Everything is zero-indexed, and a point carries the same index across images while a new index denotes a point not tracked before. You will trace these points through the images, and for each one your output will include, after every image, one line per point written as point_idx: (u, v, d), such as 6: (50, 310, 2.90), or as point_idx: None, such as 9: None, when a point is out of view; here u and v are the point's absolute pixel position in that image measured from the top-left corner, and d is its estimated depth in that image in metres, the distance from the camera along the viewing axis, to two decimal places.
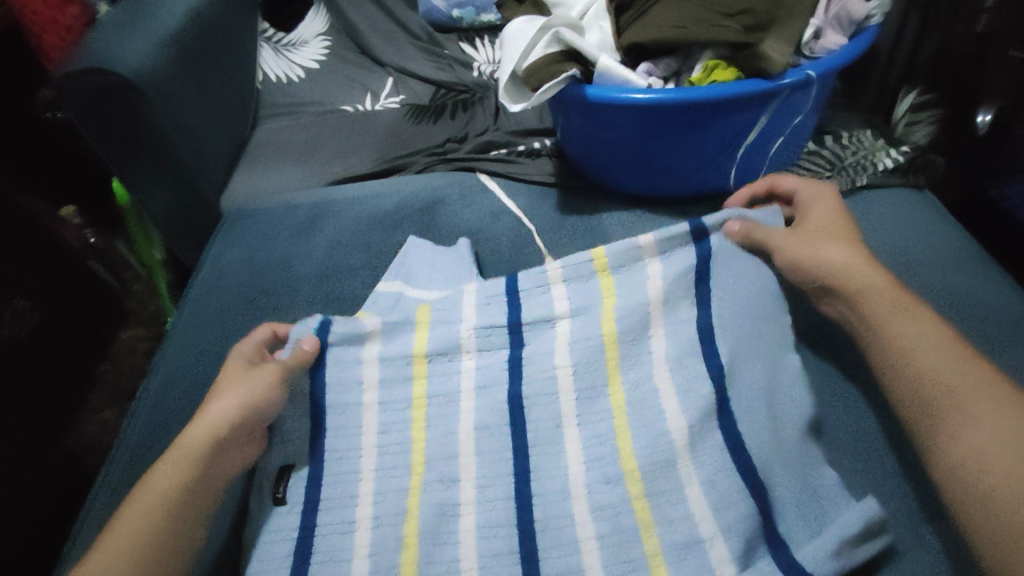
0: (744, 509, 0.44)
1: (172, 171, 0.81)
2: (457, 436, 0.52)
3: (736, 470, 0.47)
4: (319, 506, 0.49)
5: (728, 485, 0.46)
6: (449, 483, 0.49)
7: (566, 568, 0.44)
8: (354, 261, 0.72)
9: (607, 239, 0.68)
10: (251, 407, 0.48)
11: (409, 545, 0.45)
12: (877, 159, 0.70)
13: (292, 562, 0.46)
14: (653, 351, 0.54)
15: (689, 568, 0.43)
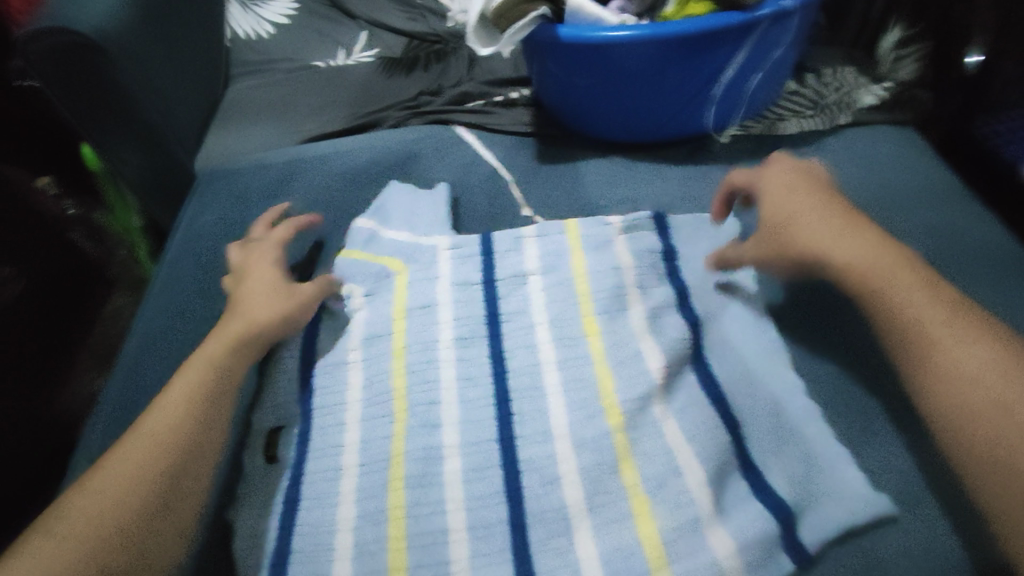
0: (720, 437, 0.45)
1: (142, 133, 0.80)
2: (439, 383, 0.51)
3: (712, 404, 0.48)
4: (308, 458, 0.50)
5: (705, 417, 0.47)
6: (432, 429, 0.49)
7: (552, 504, 0.44)
8: (330, 217, 0.71)
9: (583, 187, 0.67)
10: (261, 327, 0.52)
11: (393, 489, 0.46)
12: (858, 96, 0.69)
13: (283, 508, 0.48)
14: (629, 302, 0.54)
15: (668, 496, 0.43)
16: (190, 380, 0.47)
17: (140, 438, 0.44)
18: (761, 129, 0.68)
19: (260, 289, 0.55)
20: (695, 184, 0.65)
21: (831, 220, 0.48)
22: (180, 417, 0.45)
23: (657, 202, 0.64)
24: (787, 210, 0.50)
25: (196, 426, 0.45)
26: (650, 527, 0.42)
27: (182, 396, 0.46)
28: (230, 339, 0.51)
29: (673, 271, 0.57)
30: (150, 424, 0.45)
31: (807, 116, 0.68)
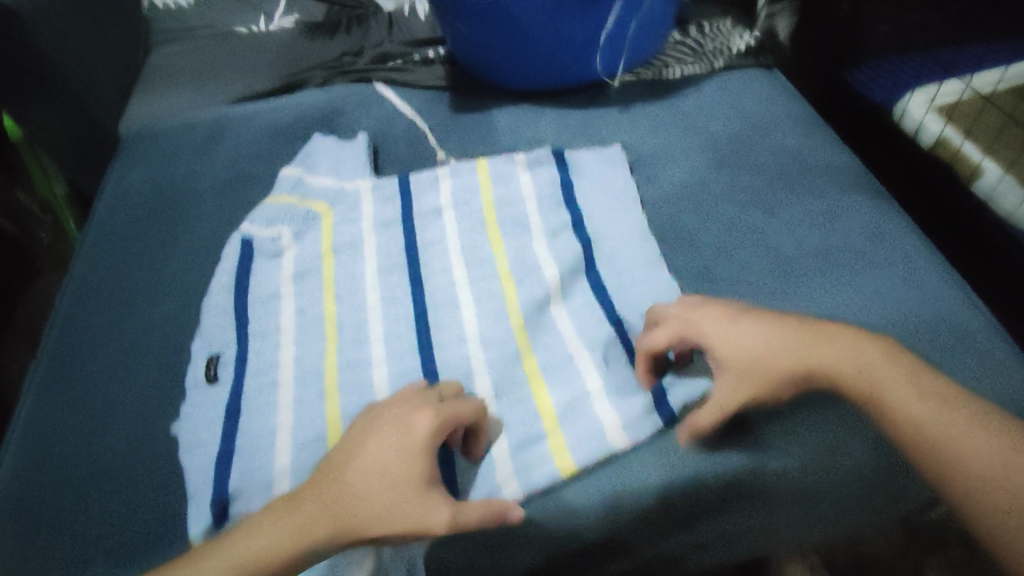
0: (605, 331, 0.53)
1: (63, 98, 0.82)
2: (365, 306, 0.57)
3: (600, 304, 0.55)
4: (248, 375, 0.54)
5: (595, 316, 0.54)
6: (360, 343, 0.55)
7: (467, 393, 0.51)
8: (257, 171, 0.75)
9: (493, 132, 0.74)
10: (434, 455, 0.43)
11: (330, 395, 0.52)
12: (733, 43, 0.78)
13: (225, 418, 0.52)
14: (532, 226, 0.61)
15: (563, 379, 0.51)
16: (301, 522, 0.41)
17: (225, 554, 0.41)
18: (651, 75, 0.76)
19: (410, 428, 0.43)
20: (593, 126, 0.73)
21: (819, 351, 0.45)
22: (272, 557, 0.40)
23: (559, 142, 0.71)
24: (753, 353, 0.45)
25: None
26: (548, 404, 0.50)
27: (288, 527, 0.41)
28: (420, 462, 0.42)
29: (571, 197, 0.63)
30: (239, 554, 0.40)
31: (689, 63, 0.76)
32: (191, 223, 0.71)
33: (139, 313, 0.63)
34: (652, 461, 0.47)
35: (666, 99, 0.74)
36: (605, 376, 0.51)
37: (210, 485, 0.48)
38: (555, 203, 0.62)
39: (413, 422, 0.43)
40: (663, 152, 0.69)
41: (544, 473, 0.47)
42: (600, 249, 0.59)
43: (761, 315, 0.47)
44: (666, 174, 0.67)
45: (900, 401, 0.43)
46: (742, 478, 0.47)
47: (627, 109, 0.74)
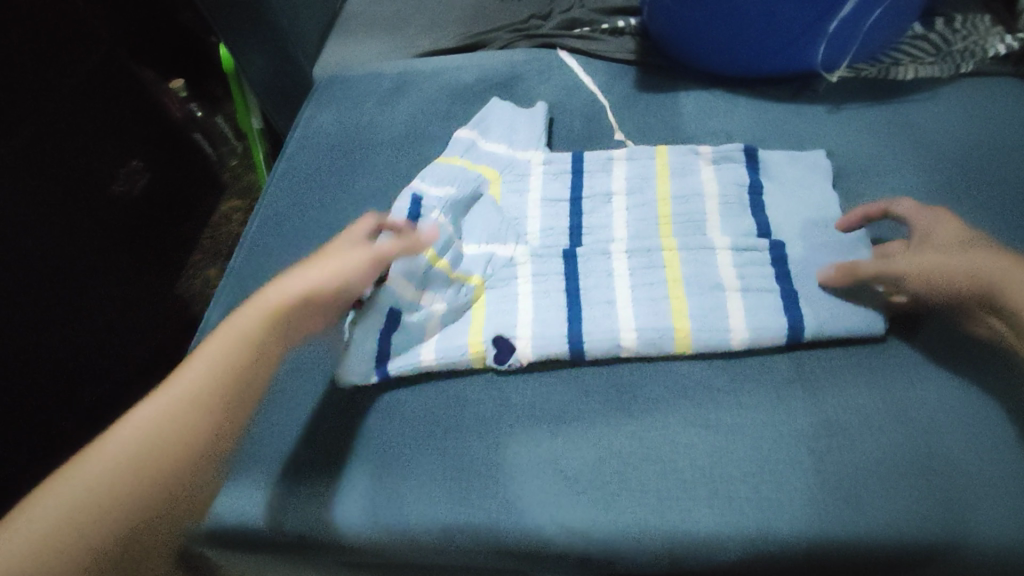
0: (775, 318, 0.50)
1: (271, 38, 0.88)
2: (514, 262, 0.57)
3: (786, 327, 0.49)
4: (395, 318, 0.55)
5: (771, 323, 0.49)
6: (508, 298, 0.55)
7: (609, 347, 0.51)
8: (433, 127, 0.76)
9: (678, 116, 0.69)
10: (283, 303, 0.51)
11: (474, 328, 0.53)
12: (989, 45, 0.65)
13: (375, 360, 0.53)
14: (712, 227, 0.56)
15: (710, 323, 0.50)
16: (200, 380, 0.46)
17: (139, 420, 0.44)
18: (875, 73, 0.66)
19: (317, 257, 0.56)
20: (794, 123, 0.65)
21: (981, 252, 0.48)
22: (202, 402, 0.45)
23: (750, 137, 0.65)
24: (944, 243, 0.50)
25: (238, 394, 0.47)
26: (684, 320, 0.50)
27: (190, 395, 0.45)
28: (264, 310, 0.50)
29: (759, 204, 0.57)
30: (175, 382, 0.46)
31: (926, 63, 0.65)
32: (365, 169, 0.74)
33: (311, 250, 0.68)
34: (817, 504, 0.43)
35: (887, 102, 0.65)
36: (752, 316, 0.50)
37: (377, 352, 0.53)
38: (741, 208, 0.57)
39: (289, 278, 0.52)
40: (872, 162, 0.60)
41: (658, 345, 0.50)
42: (792, 263, 0.53)
43: (946, 216, 0.52)
44: (875, 188, 0.58)
45: None
46: (940, 555, 0.41)
47: (838, 108, 0.65)
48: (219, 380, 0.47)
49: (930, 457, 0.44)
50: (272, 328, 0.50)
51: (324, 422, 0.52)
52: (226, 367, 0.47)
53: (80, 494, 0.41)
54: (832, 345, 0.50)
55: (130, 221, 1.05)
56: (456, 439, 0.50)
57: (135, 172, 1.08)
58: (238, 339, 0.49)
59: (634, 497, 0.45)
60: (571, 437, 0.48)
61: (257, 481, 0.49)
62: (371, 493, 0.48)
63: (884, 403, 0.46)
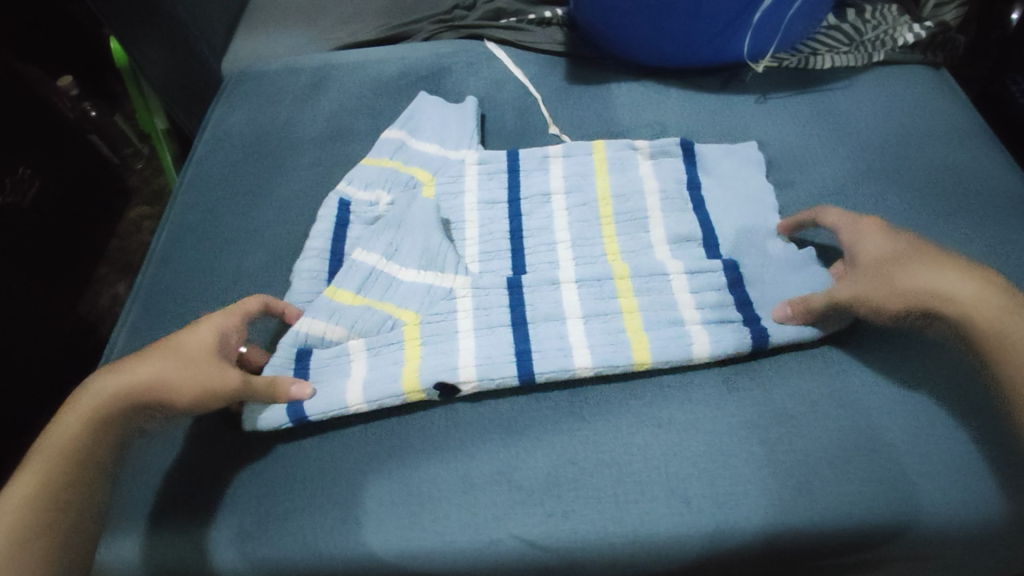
0: (738, 332, 0.49)
1: (166, 29, 0.80)
2: (453, 295, 0.51)
3: (749, 336, 0.49)
4: (310, 363, 0.49)
5: (729, 332, 0.49)
6: (447, 336, 0.49)
7: (561, 365, 0.47)
8: (358, 125, 0.72)
9: (611, 108, 0.68)
10: (104, 405, 0.43)
11: (409, 371, 0.47)
12: (898, 34, 0.68)
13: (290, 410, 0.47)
14: (656, 229, 0.55)
15: (668, 339, 0.48)
16: (11, 504, 0.38)
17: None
18: (795, 62, 0.68)
19: (186, 336, 0.46)
20: (723, 114, 0.66)
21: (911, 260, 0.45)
22: (14, 544, 0.37)
23: (683, 128, 0.65)
24: (879, 263, 0.47)
25: (63, 510, 0.39)
26: (644, 347, 0.48)
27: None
28: (87, 414, 0.42)
29: (699, 201, 0.57)
30: (54, 445, 0.41)
31: (842, 53, 0.67)
32: (285, 171, 0.69)
33: (228, 264, 0.63)
34: (767, 495, 0.43)
35: (810, 90, 0.66)
36: (710, 329, 0.49)
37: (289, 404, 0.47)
38: (680, 207, 0.56)
39: (106, 377, 0.44)
40: (800, 151, 0.61)
41: (617, 362, 0.48)
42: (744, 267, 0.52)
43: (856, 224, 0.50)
44: (805, 176, 0.59)
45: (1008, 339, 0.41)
46: (886, 534, 0.42)
47: (764, 98, 0.66)
48: (36, 501, 0.38)
49: (872, 438, 0.45)
50: (95, 433, 0.42)
51: (251, 452, 0.47)
52: (39, 486, 0.39)
53: None
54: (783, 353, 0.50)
55: (18, 233, 1.01)
56: (397, 462, 0.46)
57: (24, 180, 1.03)
58: (64, 444, 0.41)
59: (590, 505, 0.43)
60: (523, 449, 0.46)
61: (140, 530, 0.44)
62: (301, 528, 0.44)
63: (824, 389, 0.47)
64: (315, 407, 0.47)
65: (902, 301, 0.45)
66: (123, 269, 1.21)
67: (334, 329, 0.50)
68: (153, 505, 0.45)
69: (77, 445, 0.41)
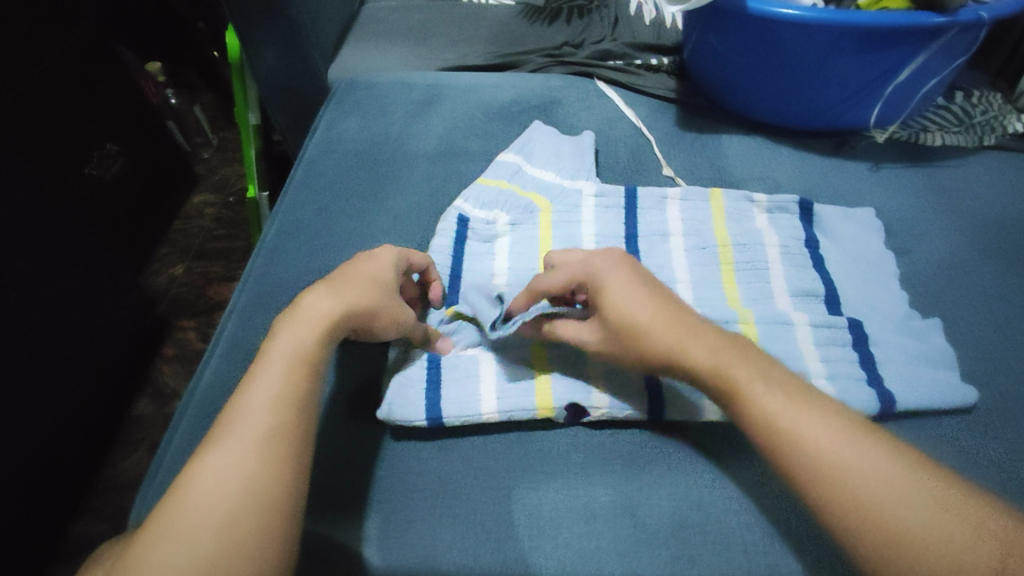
0: (868, 402, 0.47)
1: (287, 32, 0.83)
2: None
3: (876, 398, 0.47)
4: (444, 366, 0.52)
5: (858, 390, 0.48)
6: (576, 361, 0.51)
7: (688, 405, 0.48)
8: (471, 145, 0.74)
9: (723, 158, 0.70)
10: (331, 325, 0.46)
11: (541, 390, 0.49)
12: (1007, 122, 0.70)
13: (426, 413, 0.48)
14: (775, 283, 0.56)
15: None
16: (269, 418, 0.41)
17: (210, 474, 0.38)
18: (906, 136, 0.70)
19: (358, 273, 0.50)
20: (835, 178, 0.67)
21: (864, 445, 0.38)
22: (276, 439, 0.40)
23: (796, 185, 0.66)
24: (833, 430, 0.39)
25: (300, 426, 0.41)
26: None
27: (255, 441, 0.39)
28: (311, 330, 0.45)
29: (819, 258, 0.58)
30: (285, 348, 0.44)
31: (952, 132, 0.70)
32: (396, 180, 0.71)
33: (335, 264, 0.63)
34: None
35: (920, 165, 0.68)
36: (840, 388, 0.48)
37: (423, 407, 0.48)
38: (800, 261, 0.57)
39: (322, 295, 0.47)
40: (915, 222, 0.62)
41: None
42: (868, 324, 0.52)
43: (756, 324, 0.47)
44: (921, 244, 0.60)
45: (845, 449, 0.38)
46: None
47: (877, 167, 0.68)
48: (282, 420, 0.41)
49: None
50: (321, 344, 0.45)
51: (374, 450, 0.48)
52: (289, 405, 0.42)
53: (232, 473, 0.38)
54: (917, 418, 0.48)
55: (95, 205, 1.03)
56: (523, 476, 0.47)
57: (110, 156, 1.05)
58: (296, 361, 0.44)
59: (721, 550, 0.43)
60: (648, 485, 0.46)
61: (340, 520, 0.44)
62: (425, 526, 0.44)
63: (960, 454, 0.46)
64: (452, 410, 0.48)
65: (842, 504, 0.36)
66: (183, 251, 1.19)
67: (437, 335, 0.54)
68: (344, 498, 0.45)
69: (304, 352, 0.44)
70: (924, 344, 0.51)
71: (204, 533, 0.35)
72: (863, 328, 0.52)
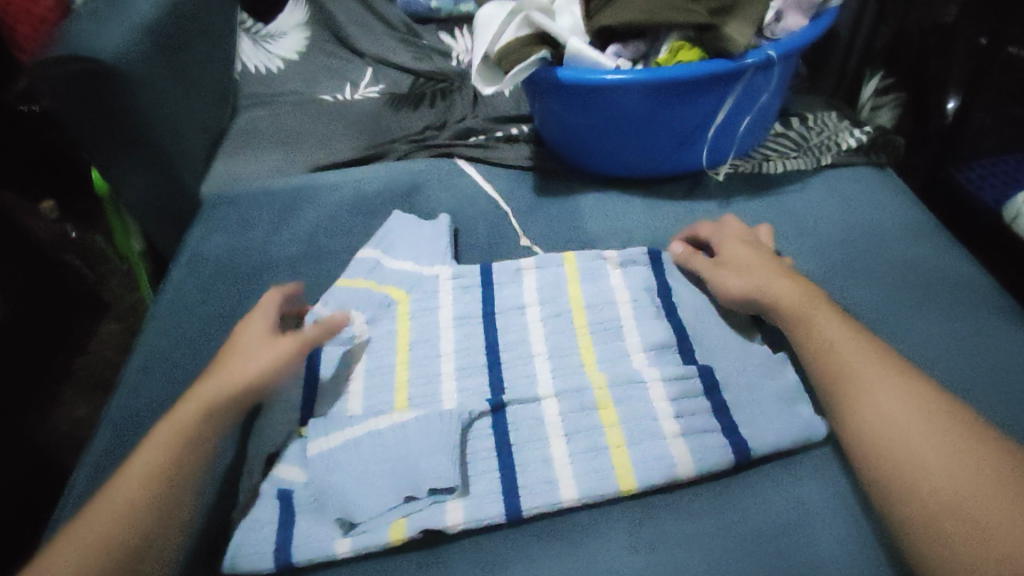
0: (722, 459, 0.46)
1: (149, 158, 0.82)
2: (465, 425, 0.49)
3: (731, 449, 0.47)
4: (293, 502, 0.46)
5: (713, 444, 0.47)
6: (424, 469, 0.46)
7: (546, 500, 0.45)
8: (337, 245, 0.74)
9: (580, 219, 0.70)
10: (225, 398, 0.49)
11: (394, 522, 0.45)
12: (841, 139, 0.73)
13: (272, 557, 0.44)
14: (628, 342, 0.55)
15: (648, 454, 0.47)
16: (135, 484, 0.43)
17: (101, 499, 0.43)
18: (750, 168, 0.72)
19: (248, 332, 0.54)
20: (684, 221, 0.69)
21: (922, 412, 0.42)
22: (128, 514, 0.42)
23: (650, 234, 0.68)
24: (886, 405, 0.43)
25: (159, 495, 0.43)
26: (631, 479, 0.45)
27: (121, 502, 0.42)
28: (207, 395, 0.48)
29: (671, 305, 0.58)
30: (183, 408, 0.48)
31: (792, 158, 0.72)
32: (260, 293, 0.69)
33: (192, 392, 0.60)
34: None
35: (767, 194, 0.70)
36: (693, 445, 0.47)
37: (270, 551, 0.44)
38: (650, 315, 0.57)
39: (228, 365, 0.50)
40: None
41: (602, 486, 0.45)
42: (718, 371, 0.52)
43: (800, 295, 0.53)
44: None
45: (902, 420, 0.42)
46: None
47: (727, 204, 0.70)
48: (181, 453, 0.45)
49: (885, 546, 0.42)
50: (207, 413, 0.48)
51: None
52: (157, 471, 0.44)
53: (85, 542, 0.40)
54: (776, 462, 0.47)
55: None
56: None
57: None
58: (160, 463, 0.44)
59: None
60: None
61: None
62: None
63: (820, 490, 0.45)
64: (303, 552, 0.44)
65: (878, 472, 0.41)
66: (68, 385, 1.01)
67: (287, 466, 0.49)
68: None
69: (196, 414, 0.47)
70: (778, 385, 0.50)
71: None
72: (714, 374, 0.51)
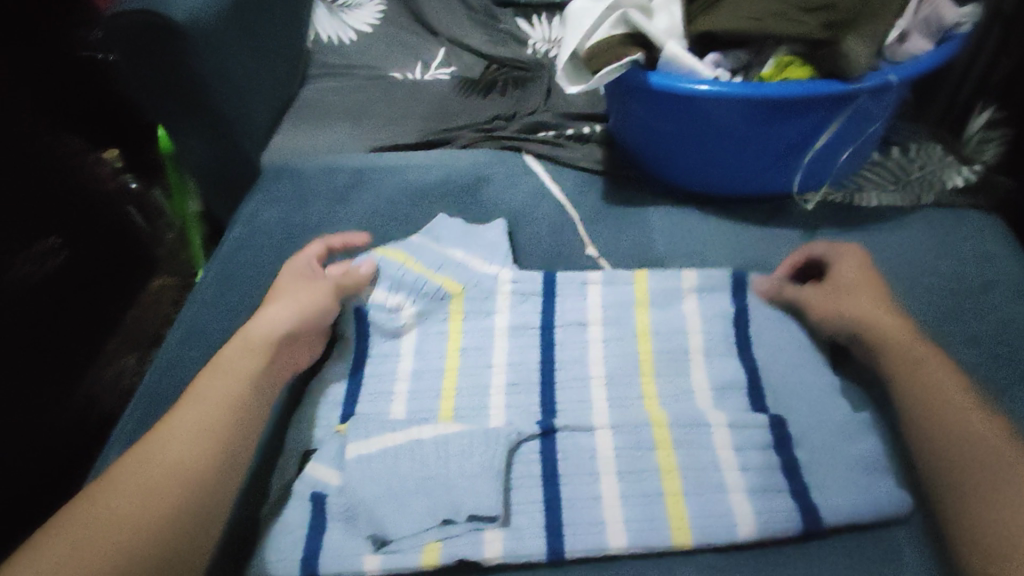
0: (789, 526, 0.43)
1: (208, 121, 0.81)
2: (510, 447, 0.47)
3: (800, 514, 0.43)
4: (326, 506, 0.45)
5: (780, 507, 0.43)
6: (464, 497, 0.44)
7: (591, 544, 0.42)
8: (393, 233, 0.72)
9: (650, 234, 0.66)
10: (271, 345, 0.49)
11: (427, 547, 0.43)
12: (946, 177, 0.67)
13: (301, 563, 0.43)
14: (694, 378, 0.51)
15: (708, 508, 0.43)
16: (199, 424, 0.43)
17: (154, 448, 0.42)
18: (841, 198, 0.67)
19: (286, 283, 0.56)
20: (763, 249, 0.64)
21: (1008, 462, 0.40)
22: (190, 461, 0.41)
23: (724, 260, 0.63)
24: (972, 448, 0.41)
25: (220, 439, 0.43)
26: (686, 532, 0.42)
27: (183, 441, 0.42)
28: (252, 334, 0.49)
29: (745, 342, 0.54)
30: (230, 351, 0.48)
31: (888, 192, 0.67)
32: None
33: None
34: None
35: (857, 229, 0.64)
36: (758, 505, 0.43)
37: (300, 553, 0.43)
38: (721, 351, 0.53)
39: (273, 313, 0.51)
40: None
41: (654, 537, 0.42)
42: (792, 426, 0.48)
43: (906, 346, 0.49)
44: None
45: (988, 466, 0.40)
46: None
47: (812, 235, 0.65)
48: (240, 397, 0.46)
49: None
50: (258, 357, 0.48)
51: None
52: (218, 422, 0.44)
53: (149, 479, 0.40)
54: (847, 534, 0.43)
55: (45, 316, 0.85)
56: None
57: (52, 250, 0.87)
58: (215, 406, 0.44)
59: None
60: None
61: None
62: None
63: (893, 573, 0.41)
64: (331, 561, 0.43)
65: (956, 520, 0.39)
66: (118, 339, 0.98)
67: (323, 464, 0.47)
68: None
69: (243, 352, 0.48)
70: (858, 448, 0.46)
71: (110, 536, 0.37)
72: (788, 428, 0.47)
